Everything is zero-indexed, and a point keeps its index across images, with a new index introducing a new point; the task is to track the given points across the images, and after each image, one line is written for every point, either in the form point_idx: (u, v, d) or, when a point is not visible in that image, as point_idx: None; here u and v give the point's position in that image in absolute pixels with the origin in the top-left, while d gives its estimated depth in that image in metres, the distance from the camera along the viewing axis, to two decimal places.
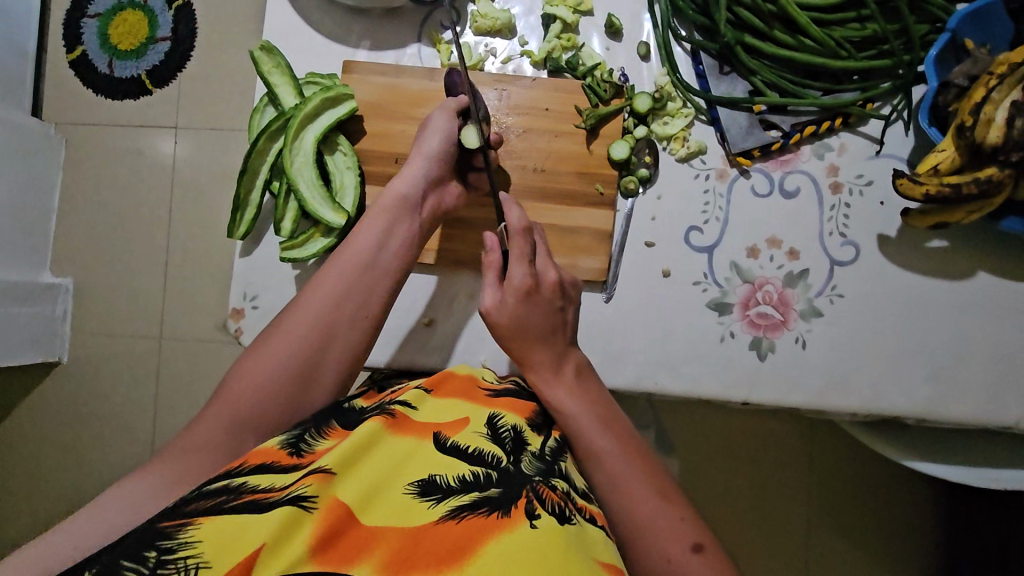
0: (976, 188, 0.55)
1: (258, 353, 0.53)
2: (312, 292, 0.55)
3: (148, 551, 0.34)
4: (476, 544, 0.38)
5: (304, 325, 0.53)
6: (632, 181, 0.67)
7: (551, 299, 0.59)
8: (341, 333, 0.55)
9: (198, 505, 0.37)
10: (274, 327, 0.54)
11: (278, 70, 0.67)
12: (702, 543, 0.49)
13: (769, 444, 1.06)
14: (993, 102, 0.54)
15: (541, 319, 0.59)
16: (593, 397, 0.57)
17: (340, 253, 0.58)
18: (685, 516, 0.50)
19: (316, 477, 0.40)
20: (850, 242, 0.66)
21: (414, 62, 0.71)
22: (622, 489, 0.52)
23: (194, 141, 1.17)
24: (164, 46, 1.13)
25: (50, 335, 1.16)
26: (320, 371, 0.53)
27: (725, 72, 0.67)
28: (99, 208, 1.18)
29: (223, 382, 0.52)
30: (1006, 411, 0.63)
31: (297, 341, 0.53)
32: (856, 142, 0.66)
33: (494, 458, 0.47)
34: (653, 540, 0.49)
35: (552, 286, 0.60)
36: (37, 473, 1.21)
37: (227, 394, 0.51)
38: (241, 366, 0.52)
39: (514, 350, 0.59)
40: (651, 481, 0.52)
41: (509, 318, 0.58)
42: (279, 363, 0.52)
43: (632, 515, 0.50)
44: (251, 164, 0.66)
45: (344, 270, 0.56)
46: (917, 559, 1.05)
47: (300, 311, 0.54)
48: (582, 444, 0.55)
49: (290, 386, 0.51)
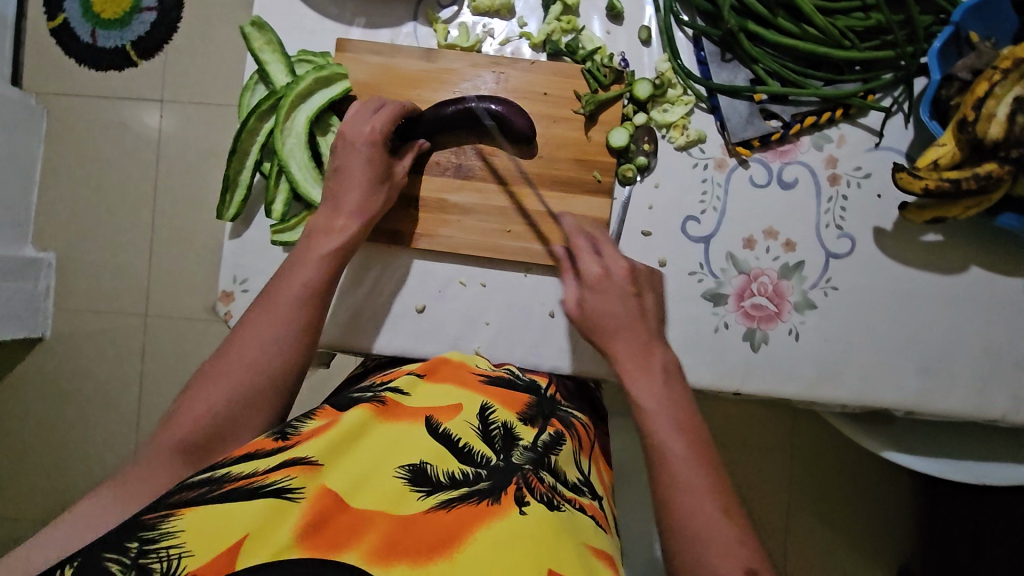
0: (975, 183, 0.55)
1: (203, 388, 0.50)
2: (251, 324, 0.53)
3: (129, 542, 0.34)
4: (466, 532, 0.39)
5: (250, 353, 0.52)
6: (630, 170, 0.66)
7: (621, 286, 0.59)
8: (294, 360, 0.53)
9: (182, 496, 0.37)
10: (220, 356, 0.52)
11: (270, 47, 0.65)
12: (756, 568, 0.44)
13: (757, 432, 1.08)
14: (997, 97, 0.53)
15: (616, 303, 0.58)
16: (672, 387, 0.55)
17: (276, 289, 0.56)
18: (742, 539, 0.45)
19: (301, 468, 0.40)
20: (846, 234, 0.66)
21: (409, 42, 0.69)
22: (680, 497, 0.48)
23: (182, 116, 1.14)
24: (149, 16, 1.10)
25: (33, 312, 1.15)
26: (277, 398, 0.52)
27: (727, 60, 0.66)
28: (83, 184, 1.15)
29: (172, 409, 0.50)
30: (992, 405, 0.64)
31: (247, 369, 0.51)
32: (856, 134, 0.66)
33: (484, 457, 0.48)
34: (705, 559, 0.45)
35: (627, 274, 0.60)
36: (22, 452, 1.20)
37: (174, 422, 0.48)
38: (190, 400, 0.49)
39: (599, 327, 0.58)
40: (715, 493, 0.48)
41: (595, 298, 0.59)
42: (229, 396, 0.50)
43: (686, 524, 0.47)
44: (241, 144, 0.64)
45: (294, 299, 0.55)
46: (900, 547, 1.08)
47: (244, 344, 0.52)
48: (651, 443, 0.51)
49: (245, 412, 0.50)
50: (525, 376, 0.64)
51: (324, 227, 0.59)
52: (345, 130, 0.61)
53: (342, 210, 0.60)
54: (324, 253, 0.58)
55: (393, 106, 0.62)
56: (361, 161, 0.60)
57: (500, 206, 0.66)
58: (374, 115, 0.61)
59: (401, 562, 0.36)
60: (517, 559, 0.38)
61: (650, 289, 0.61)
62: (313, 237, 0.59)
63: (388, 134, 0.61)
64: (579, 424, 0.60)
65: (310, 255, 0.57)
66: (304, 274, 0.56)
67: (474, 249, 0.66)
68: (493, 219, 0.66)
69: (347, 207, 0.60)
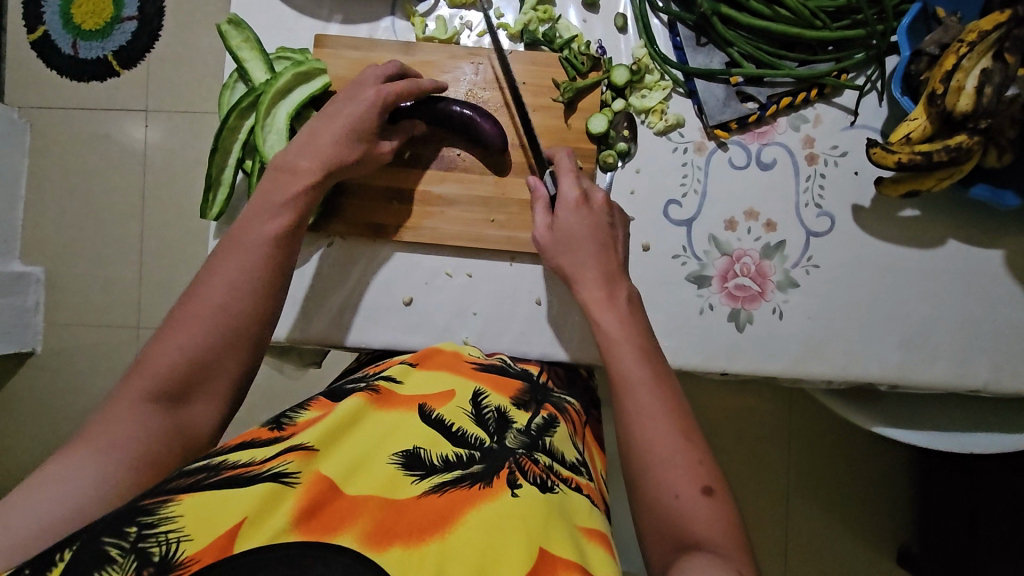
0: (946, 155, 0.56)
1: (173, 332, 0.50)
2: (220, 266, 0.53)
3: (129, 526, 0.34)
4: (458, 513, 0.41)
5: (220, 298, 0.52)
6: (611, 155, 0.66)
7: (601, 213, 0.61)
8: (267, 306, 0.54)
9: (180, 482, 0.38)
10: (187, 298, 0.52)
11: (247, 44, 0.65)
12: (713, 487, 0.48)
13: (752, 417, 1.09)
14: (964, 70, 0.54)
15: (589, 230, 0.60)
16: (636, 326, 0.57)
17: (239, 234, 0.55)
18: (702, 460, 0.49)
19: (297, 453, 0.42)
20: (825, 213, 0.67)
21: (388, 36, 0.69)
22: (643, 424, 0.51)
23: (165, 124, 1.13)
24: (130, 26, 1.09)
25: (22, 327, 1.14)
26: (252, 344, 0.53)
27: (702, 43, 0.67)
28: (68, 195, 1.14)
29: (139, 353, 0.49)
30: (974, 375, 0.65)
31: (215, 311, 0.51)
32: (831, 113, 0.67)
33: (477, 439, 0.49)
34: (666, 481, 0.48)
35: (602, 203, 0.62)
36: (15, 470, 1.18)
37: (149, 364, 0.49)
38: (161, 344, 0.49)
39: (568, 264, 0.60)
40: (676, 419, 0.51)
41: (567, 226, 0.60)
42: (204, 340, 0.50)
43: (648, 453, 0.50)
44: (222, 142, 0.64)
45: (259, 245, 0.54)
46: (897, 522, 1.09)
47: (215, 289, 0.52)
48: (621, 387, 0.54)
49: (221, 359, 0.51)
50: (516, 364, 0.64)
51: (266, 211, 0.56)
52: (354, 88, 0.61)
53: (281, 193, 0.56)
54: (291, 199, 0.57)
55: (405, 86, 0.61)
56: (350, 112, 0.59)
57: (483, 196, 0.67)
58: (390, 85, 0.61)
59: (395, 545, 0.38)
60: (510, 544, 0.39)
61: (618, 222, 0.63)
62: (278, 175, 0.57)
63: (389, 100, 0.60)
64: (573, 410, 0.61)
65: (278, 199, 0.56)
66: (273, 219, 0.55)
67: (458, 240, 0.67)
68: (478, 209, 0.67)
69: (317, 149, 0.58)
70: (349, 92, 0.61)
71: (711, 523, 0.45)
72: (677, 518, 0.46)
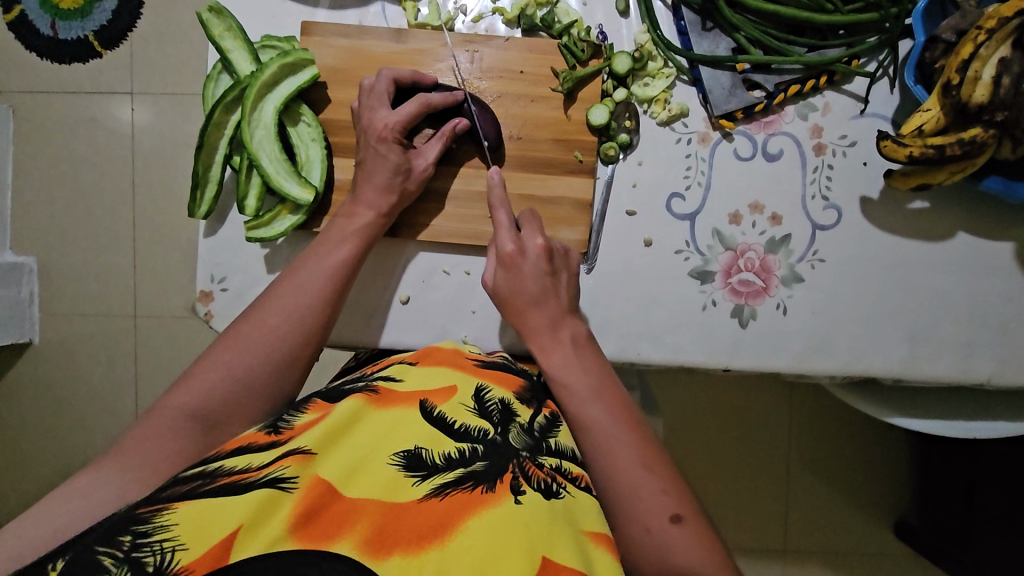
0: (960, 149, 0.54)
1: (225, 350, 0.54)
2: (275, 298, 0.57)
3: (122, 535, 0.34)
4: (459, 520, 0.40)
5: (275, 319, 0.56)
6: (613, 148, 0.64)
7: (539, 264, 0.59)
8: (311, 330, 0.57)
9: (174, 490, 0.37)
10: (240, 322, 0.56)
11: (230, 33, 0.62)
12: (682, 513, 0.48)
13: (754, 401, 1.09)
14: (981, 59, 0.52)
15: (529, 285, 0.59)
16: (591, 365, 0.58)
17: (295, 273, 0.58)
18: (668, 490, 0.50)
19: (294, 458, 0.41)
20: (832, 205, 0.65)
21: (378, 22, 0.66)
22: (610, 463, 0.51)
23: (153, 107, 1.10)
24: (109, 4, 1.04)
25: (18, 318, 1.12)
26: (298, 363, 0.56)
27: (707, 29, 0.64)
28: (56, 184, 1.11)
29: (190, 367, 0.54)
30: (979, 368, 0.64)
31: (267, 336, 0.55)
32: (840, 101, 0.64)
33: (481, 431, 0.48)
34: (636, 514, 0.49)
35: (541, 251, 0.60)
36: (20, 460, 1.18)
37: (193, 378, 0.52)
38: (212, 360, 0.53)
39: (513, 309, 0.60)
40: (639, 452, 0.52)
41: (509, 278, 0.59)
42: (254, 358, 0.54)
43: (619, 490, 0.50)
44: (208, 138, 0.62)
45: (325, 272, 0.58)
46: (893, 503, 1.11)
47: (266, 315, 0.56)
48: (583, 429, 0.54)
49: (266, 378, 0.54)
50: (516, 363, 0.63)
51: (337, 238, 0.60)
52: (364, 123, 0.61)
53: (343, 230, 0.60)
54: (352, 232, 0.60)
55: (413, 105, 0.61)
56: (379, 161, 0.60)
57: (481, 191, 0.65)
58: (391, 112, 0.60)
59: (394, 554, 0.37)
60: (513, 552, 0.38)
61: (565, 266, 0.62)
62: (336, 219, 0.61)
63: (398, 133, 0.60)
64: None
65: (344, 232, 0.60)
66: (334, 253, 0.59)
67: (456, 238, 0.65)
68: (475, 205, 0.65)
69: (362, 197, 0.60)
70: (362, 136, 0.61)
71: (686, 553, 0.46)
72: (653, 553, 0.47)
